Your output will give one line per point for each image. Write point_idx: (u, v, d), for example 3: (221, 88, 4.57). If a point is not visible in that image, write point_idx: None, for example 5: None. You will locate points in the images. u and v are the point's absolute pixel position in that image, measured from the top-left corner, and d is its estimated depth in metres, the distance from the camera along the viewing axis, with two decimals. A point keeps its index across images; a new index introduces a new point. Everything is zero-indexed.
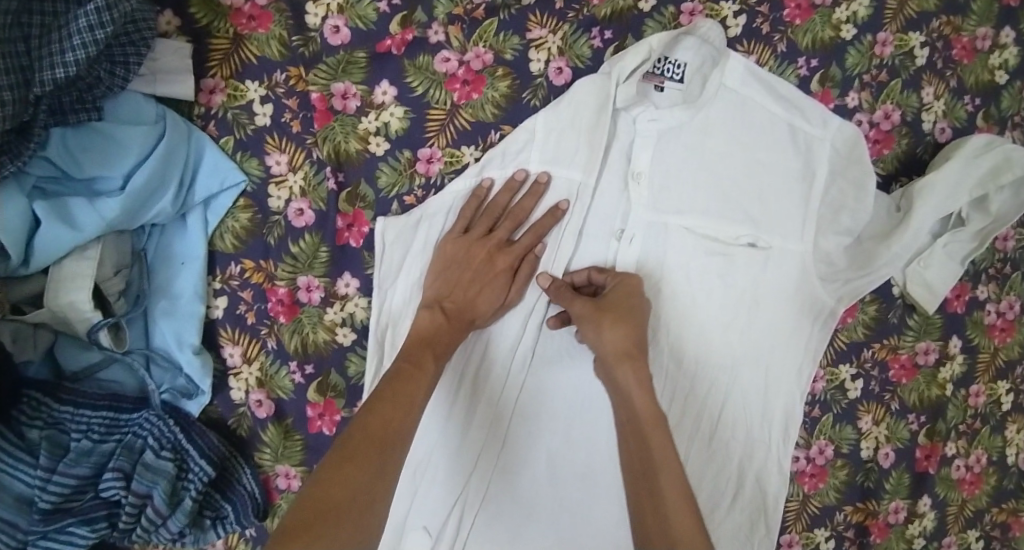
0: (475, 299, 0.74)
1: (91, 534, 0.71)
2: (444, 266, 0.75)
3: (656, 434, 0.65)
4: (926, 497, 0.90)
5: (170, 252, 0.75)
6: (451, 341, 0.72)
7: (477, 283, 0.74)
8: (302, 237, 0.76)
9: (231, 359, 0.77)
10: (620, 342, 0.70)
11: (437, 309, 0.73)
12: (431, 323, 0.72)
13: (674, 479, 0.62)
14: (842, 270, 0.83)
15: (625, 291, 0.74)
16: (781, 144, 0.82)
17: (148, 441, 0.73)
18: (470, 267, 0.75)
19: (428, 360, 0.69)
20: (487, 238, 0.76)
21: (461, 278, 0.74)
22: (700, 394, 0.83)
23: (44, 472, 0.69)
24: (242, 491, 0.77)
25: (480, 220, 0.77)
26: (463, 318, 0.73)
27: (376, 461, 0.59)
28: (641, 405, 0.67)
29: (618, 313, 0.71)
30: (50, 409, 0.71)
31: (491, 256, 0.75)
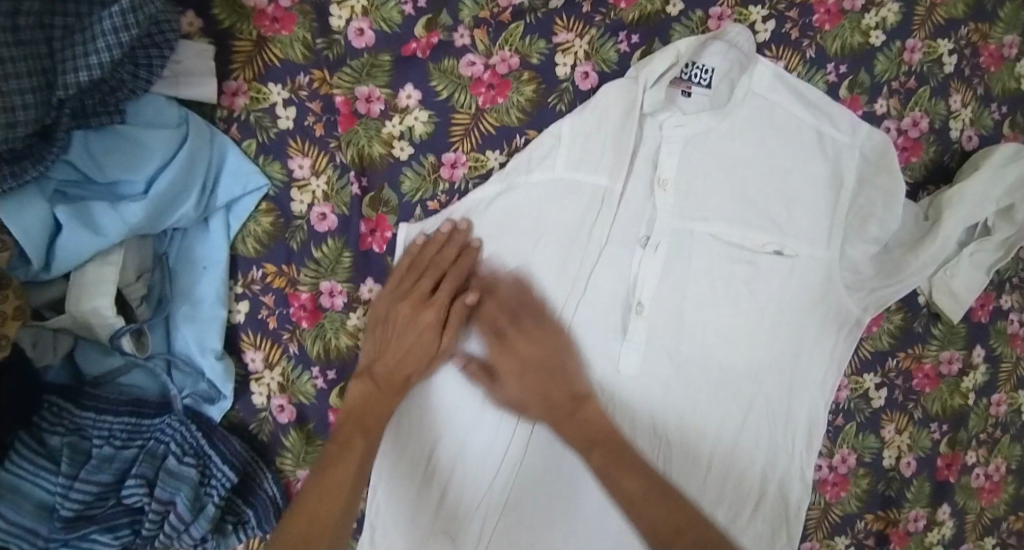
0: (404, 357, 0.73)
1: (114, 542, 0.69)
2: (382, 315, 0.74)
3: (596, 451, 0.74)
4: (945, 505, 0.90)
5: (192, 255, 0.74)
6: (383, 410, 0.73)
7: (405, 343, 0.73)
8: (325, 241, 0.76)
9: (253, 364, 0.76)
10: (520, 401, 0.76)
11: (368, 379, 0.74)
12: (362, 395, 0.73)
13: (633, 479, 0.72)
14: (868, 279, 0.83)
15: (518, 317, 0.77)
16: (809, 150, 0.81)
17: (171, 446, 0.71)
18: (399, 315, 0.73)
19: (356, 437, 0.72)
20: (412, 290, 0.74)
21: (391, 334, 0.74)
22: (703, 421, 0.83)
23: (66, 479, 0.66)
24: (264, 496, 0.76)
25: (409, 272, 0.74)
26: (401, 379, 0.73)
27: (329, 519, 0.67)
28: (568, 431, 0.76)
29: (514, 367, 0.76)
30: (71, 414, 0.68)
31: (419, 307, 0.73)
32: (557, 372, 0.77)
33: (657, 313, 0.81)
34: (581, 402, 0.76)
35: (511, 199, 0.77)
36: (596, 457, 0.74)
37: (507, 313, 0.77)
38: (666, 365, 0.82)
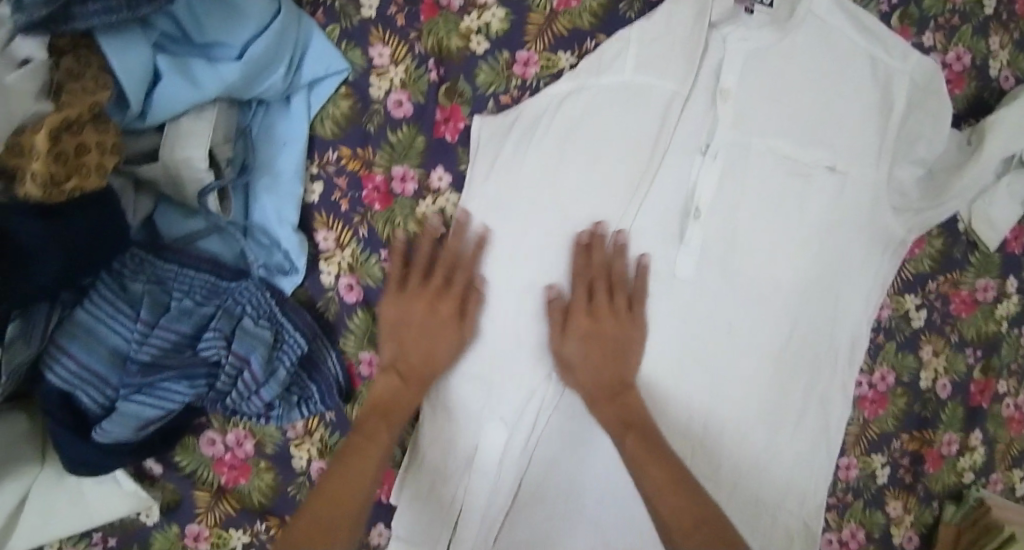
0: (428, 356, 0.76)
1: (190, 391, 0.69)
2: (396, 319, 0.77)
3: (631, 440, 0.76)
4: (978, 432, 0.92)
5: (274, 131, 0.76)
6: (405, 404, 0.76)
7: (424, 337, 0.76)
8: (400, 127, 0.78)
9: (325, 244, 0.78)
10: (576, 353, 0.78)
11: (393, 374, 0.77)
12: (389, 389, 0.77)
13: (660, 467, 0.74)
14: (914, 201, 0.86)
15: (608, 290, 0.80)
16: (863, 72, 0.83)
17: (247, 309, 0.73)
18: (415, 320, 0.76)
19: (380, 430, 0.74)
20: (427, 284, 0.77)
21: (413, 334, 0.76)
22: (750, 348, 0.85)
23: (145, 327, 0.67)
24: (327, 373, 0.78)
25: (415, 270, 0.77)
26: (422, 376, 0.77)
27: (350, 503, 0.70)
28: (605, 411, 0.78)
29: (596, 341, 0.79)
30: (153, 266, 0.70)
31: (436, 302, 0.76)
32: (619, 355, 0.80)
33: (713, 222, 0.82)
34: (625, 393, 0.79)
35: (580, 99, 0.79)
36: (631, 445, 0.76)
37: (603, 281, 0.80)
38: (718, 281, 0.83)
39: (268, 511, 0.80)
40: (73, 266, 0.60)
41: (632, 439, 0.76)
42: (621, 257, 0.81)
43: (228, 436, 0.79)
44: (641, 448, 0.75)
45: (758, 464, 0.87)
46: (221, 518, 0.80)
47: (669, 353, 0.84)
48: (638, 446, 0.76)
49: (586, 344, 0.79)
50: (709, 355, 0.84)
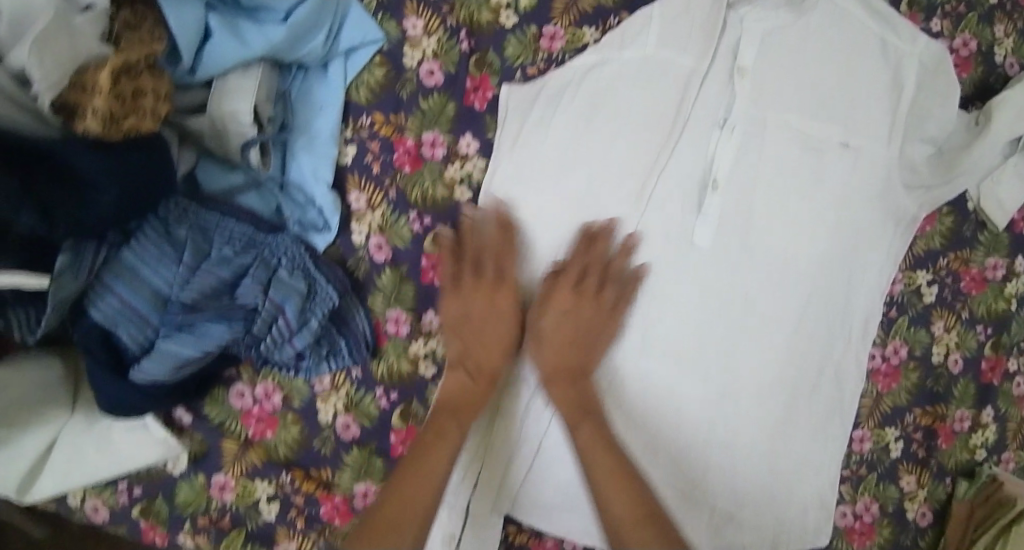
0: (484, 344, 0.79)
1: (228, 332, 0.72)
2: (459, 310, 0.80)
3: (585, 426, 0.77)
4: (989, 409, 0.94)
5: (312, 95, 0.80)
6: (475, 402, 0.78)
7: (485, 330, 0.79)
8: (432, 94, 0.82)
9: (356, 204, 0.82)
10: (552, 328, 0.79)
11: (459, 370, 0.79)
12: (458, 388, 0.79)
13: (607, 453, 0.76)
14: (925, 177, 0.88)
15: (599, 275, 0.82)
16: (874, 55, 0.86)
17: (282, 261, 0.76)
18: (479, 312, 0.79)
19: (451, 428, 0.76)
20: (478, 278, 0.79)
21: (475, 323, 0.79)
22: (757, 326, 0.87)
23: (187, 271, 0.71)
24: (355, 329, 0.81)
25: (468, 260, 0.80)
26: (492, 371, 0.79)
27: (420, 504, 0.71)
28: (557, 390, 0.79)
29: (574, 320, 0.80)
30: (196, 213, 0.73)
31: (493, 292, 0.79)
32: (591, 337, 0.81)
33: (731, 192, 0.85)
34: (581, 377, 0.80)
35: (603, 71, 0.83)
36: (585, 432, 0.77)
37: (597, 269, 0.82)
38: (736, 246, 0.86)
39: (294, 463, 0.83)
40: (128, 201, 0.63)
41: (587, 423, 0.78)
42: (645, 230, 0.85)
43: (257, 389, 0.82)
44: (587, 435, 0.77)
45: (776, 434, 0.88)
46: (247, 467, 0.82)
47: (680, 323, 0.86)
48: (594, 435, 0.77)
49: (568, 326, 0.80)
50: (718, 325, 0.86)
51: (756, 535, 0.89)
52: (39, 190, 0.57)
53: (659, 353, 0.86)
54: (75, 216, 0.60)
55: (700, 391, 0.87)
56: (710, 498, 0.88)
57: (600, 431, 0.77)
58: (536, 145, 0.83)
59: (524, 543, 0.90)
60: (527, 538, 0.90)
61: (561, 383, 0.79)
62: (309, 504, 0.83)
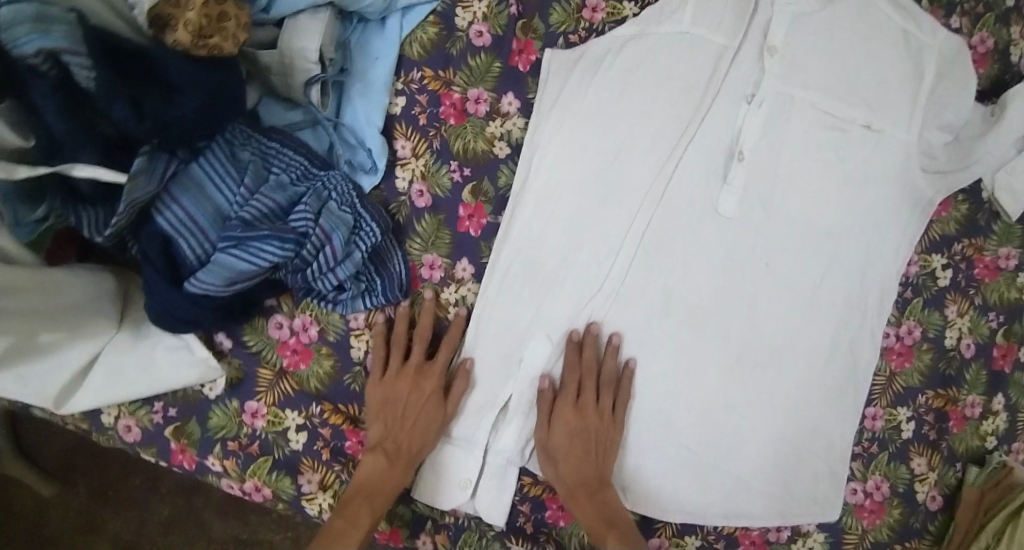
0: (411, 430, 0.82)
1: (282, 251, 0.74)
2: (380, 410, 0.83)
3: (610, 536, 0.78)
4: (1000, 396, 0.96)
5: (369, 46, 0.86)
6: (392, 484, 0.80)
7: (410, 415, 0.82)
8: (479, 54, 0.88)
9: (402, 151, 0.87)
10: (563, 447, 0.83)
11: (380, 452, 0.81)
12: (375, 468, 0.81)
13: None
14: (943, 163, 0.92)
15: (598, 391, 0.86)
16: (897, 45, 0.91)
17: (333, 194, 0.80)
18: (401, 400, 0.82)
19: (365, 510, 0.78)
20: (404, 368, 0.84)
21: (401, 420, 0.82)
22: (774, 309, 0.90)
23: (247, 191, 0.75)
24: (393, 269, 0.85)
25: (393, 348, 0.85)
26: (409, 457, 0.82)
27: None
28: (577, 503, 0.82)
29: (578, 433, 0.84)
30: (259, 142, 0.78)
31: (418, 378, 0.83)
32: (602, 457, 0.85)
33: (755, 165, 0.90)
34: (601, 490, 0.83)
35: (640, 43, 0.89)
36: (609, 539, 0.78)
37: (592, 380, 0.86)
38: (760, 216, 0.90)
39: (324, 396, 0.86)
40: (207, 110, 0.69)
41: (607, 510, 0.81)
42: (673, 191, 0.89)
43: (295, 321, 0.86)
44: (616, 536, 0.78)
45: (787, 402, 0.91)
46: (280, 397, 0.85)
47: (706, 285, 0.90)
48: (615, 524, 0.80)
49: (571, 444, 0.83)
50: (740, 288, 0.90)
51: (767, 504, 0.90)
52: (134, 84, 0.64)
53: (676, 313, 0.89)
54: (158, 115, 0.65)
55: (720, 353, 0.90)
56: (721, 462, 0.90)
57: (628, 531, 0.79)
58: (576, 106, 0.88)
59: (538, 496, 0.89)
60: (542, 491, 0.89)
61: (581, 499, 0.82)
62: (335, 438, 0.86)
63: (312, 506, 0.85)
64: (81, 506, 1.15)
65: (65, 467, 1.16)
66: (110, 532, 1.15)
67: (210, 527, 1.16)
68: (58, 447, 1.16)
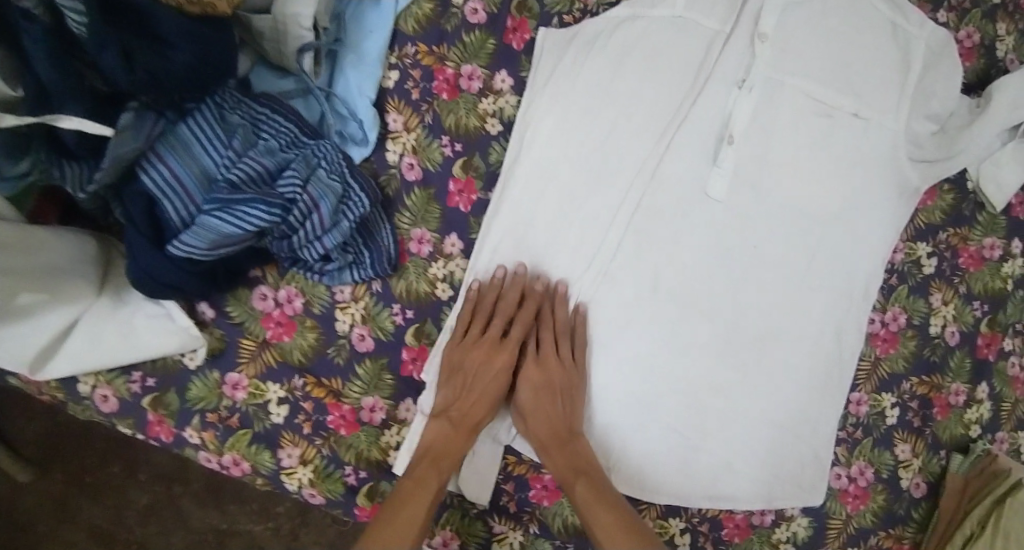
0: (480, 400, 0.82)
1: (268, 215, 0.74)
2: (449, 377, 0.83)
3: (578, 486, 0.78)
4: (983, 385, 0.97)
5: (363, 19, 0.86)
6: (454, 451, 0.80)
7: (480, 382, 0.83)
8: (474, 30, 0.89)
9: (393, 125, 0.87)
10: (529, 399, 0.83)
11: (445, 420, 0.81)
12: (439, 435, 0.81)
13: (603, 504, 0.77)
14: (930, 152, 0.93)
15: (556, 340, 0.85)
16: (886, 36, 0.92)
17: (323, 162, 0.80)
18: (472, 370, 0.83)
19: (432, 472, 0.78)
20: (484, 335, 0.84)
21: (466, 388, 0.83)
22: (761, 291, 0.91)
23: (235, 154, 0.75)
24: (381, 242, 0.85)
25: (476, 319, 0.84)
26: (473, 423, 0.82)
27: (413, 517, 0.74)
28: (553, 458, 0.81)
29: (541, 384, 0.83)
30: (249, 106, 0.78)
31: (494, 351, 0.83)
32: (568, 404, 0.84)
33: (746, 149, 0.90)
34: (571, 440, 0.82)
35: (634, 25, 0.90)
36: (579, 489, 0.78)
37: (551, 331, 0.85)
38: (749, 199, 0.90)
39: (307, 369, 0.85)
40: (199, 67, 0.69)
41: (576, 463, 0.80)
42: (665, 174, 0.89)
43: (280, 292, 0.85)
44: (585, 489, 0.78)
45: (772, 384, 0.91)
46: (262, 369, 0.84)
47: (693, 264, 0.90)
48: (584, 476, 0.79)
49: (534, 396, 0.83)
50: (727, 269, 0.90)
51: (752, 488, 0.90)
52: (126, 35, 0.64)
53: (665, 292, 0.89)
54: (150, 67, 0.66)
55: (709, 335, 0.90)
56: (705, 442, 0.89)
57: (597, 483, 0.79)
58: (570, 83, 0.88)
59: (522, 475, 0.88)
60: (525, 470, 0.88)
61: (551, 451, 0.81)
62: (317, 411, 0.84)
63: (292, 481, 0.83)
64: (53, 494, 1.12)
65: (37, 454, 1.13)
66: (84, 521, 1.12)
67: (187, 516, 1.14)
68: (35, 430, 1.13)
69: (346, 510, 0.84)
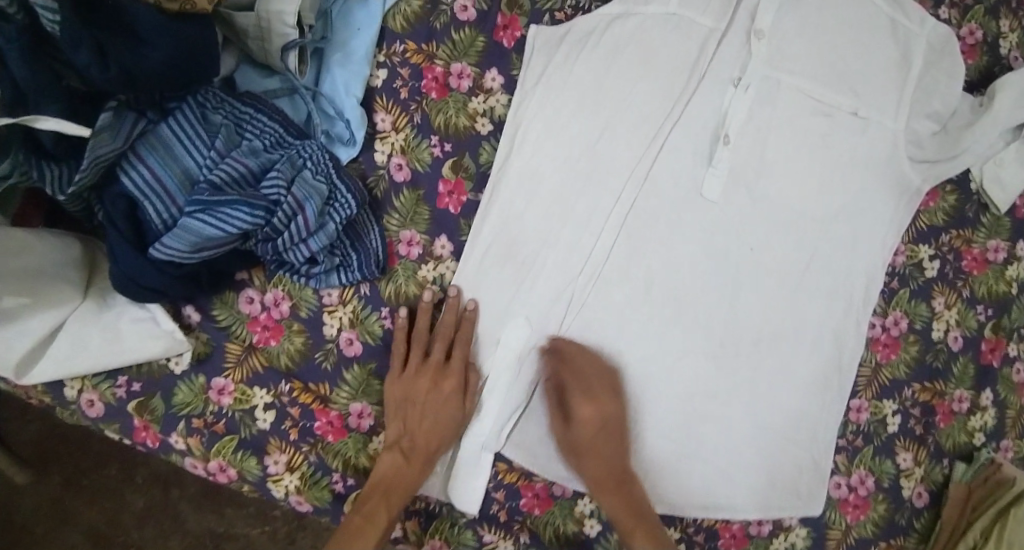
0: (429, 427, 0.81)
1: (251, 218, 0.72)
2: (397, 408, 0.81)
3: (640, 534, 0.80)
4: (988, 391, 0.95)
5: (351, 17, 0.85)
6: (408, 482, 0.79)
7: (428, 414, 0.81)
8: (463, 28, 0.87)
9: (381, 124, 0.85)
10: (586, 438, 0.82)
11: (396, 451, 0.79)
12: (392, 467, 0.79)
13: None
14: (931, 153, 0.91)
15: (601, 375, 0.84)
16: (886, 33, 0.90)
17: (308, 163, 0.78)
18: (417, 401, 0.81)
19: (380, 511, 0.77)
20: (427, 366, 0.82)
21: (417, 417, 0.81)
22: (757, 295, 0.89)
23: (218, 154, 0.74)
24: (368, 245, 0.83)
25: (415, 347, 0.82)
26: (427, 454, 0.80)
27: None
28: (610, 504, 0.82)
29: (598, 426, 0.83)
30: (232, 106, 0.77)
31: (437, 379, 0.81)
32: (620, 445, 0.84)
33: (741, 149, 0.88)
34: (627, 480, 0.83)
35: (626, 23, 0.88)
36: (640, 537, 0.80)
37: (598, 368, 0.84)
38: (744, 199, 0.88)
39: (294, 374, 0.83)
40: (178, 64, 0.68)
41: (631, 513, 0.81)
42: (658, 175, 0.87)
43: (267, 296, 0.84)
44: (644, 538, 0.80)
45: (770, 390, 0.89)
46: (248, 374, 0.82)
47: (690, 269, 0.88)
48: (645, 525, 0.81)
49: (592, 436, 0.82)
50: (725, 273, 0.88)
51: (752, 497, 0.88)
52: (98, 32, 0.63)
53: (659, 298, 0.87)
54: (126, 63, 0.65)
55: (704, 340, 0.88)
56: (702, 450, 0.87)
57: (656, 532, 0.81)
58: (559, 82, 0.86)
59: (513, 483, 0.86)
60: (517, 478, 0.86)
61: (611, 492, 0.82)
62: (304, 418, 0.82)
63: (278, 488, 0.81)
64: (55, 494, 1.10)
65: (38, 455, 1.11)
66: (84, 523, 1.10)
67: (185, 521, 1.11)
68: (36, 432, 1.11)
69: (334, 518, 0.83)
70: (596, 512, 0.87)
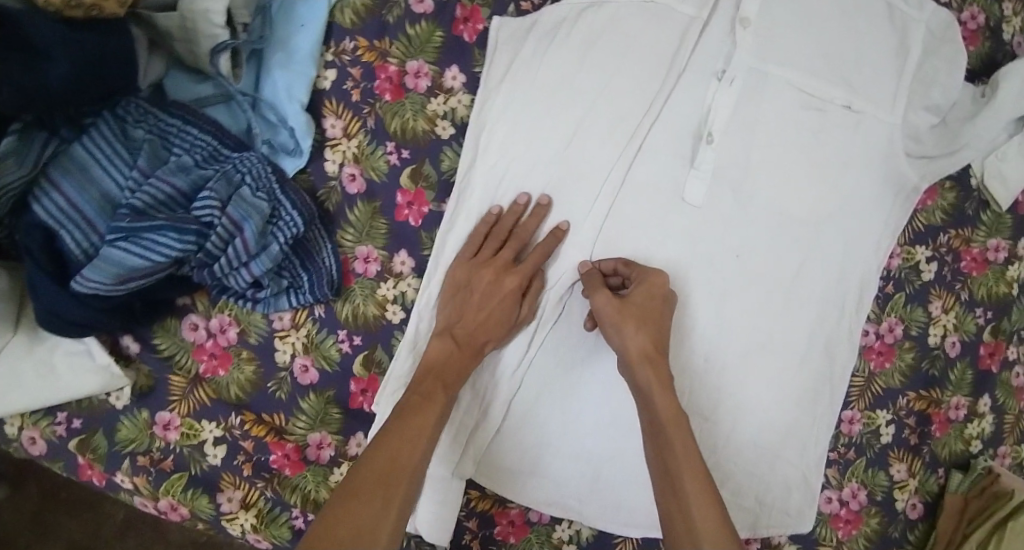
0: (486, 322, 0.74)
1: (180, 244, 0.66)
2: (453, 293, 0.76)
3: (677, 433, 0.68)
4: (986, 398, 0.90)
5: (293, 11, 0.77)
6: (458, 369, 0.72)
7: (485, 308, 0.74)
8: (419, 22, 0.80)
9: (331, 131, 0.78)
10: (640, 346, 0.72)
11: (447, 337, 0.73)
12: (442, 353, 0.72)
13: (691, 462, 0.66)
14: (929, 148, 0.84)
15: (633, 276, 0.76)
16: (882, 18, 0.83)
17: (246, 178, 0.71)
18: (477, 289, 0.74)
19: (438, 390, 0.70)
20: (494, 258, 0.76)
21: (471, 303, 0.74)
22: (749, 308, 0.82)
23: (140, 175, 0.67)
24: (321, 264, 0.76)
25: (490, 239, 0.76)
26: (477, 344, 0.73)
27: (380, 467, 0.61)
28: (662, 404, 0.69)
29: (639, 317, 0.73)
30: (157, 119, 0.71)
31: (502, 274, 0.75)
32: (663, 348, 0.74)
33: (725, 149, 0.81)
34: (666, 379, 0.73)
35: (599, 11, 0.80)
36: (676, 439, 0.67)
37: (630, 267, 0.77)
38: (730, 202, 0.82)
39: (244, 405, 0.77)
40: (83, 81, 0.61)
41: (669, 439, 0.67)
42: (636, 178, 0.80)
43: (212, 322, 0.77)
44: (680, 446, 0.67)
45: (761, 404, 0.83)
46: (195, 407, 0.76)
47: (676, 281, 0.81)
48: (681, 443, 0.67)
49: (641, 333, 0.72)
50: (713, 282, 0.82)
51: (742, 515, 0.83)
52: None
53: None
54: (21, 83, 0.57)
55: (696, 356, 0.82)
56: (731, 460, 0.83)
57: (692, 441, 0.67)
58: (523, 79, 0.79)
59: (486, 511, 0.82)
60: (490, 506, 0.82)
61: (652, 366, 0.71)
62: (258, 451, 0.77)
63: (233, 526, 0.76)
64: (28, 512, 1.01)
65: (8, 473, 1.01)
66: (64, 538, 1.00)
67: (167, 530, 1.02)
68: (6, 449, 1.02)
69: None
70: (574, 538, 0.83)
